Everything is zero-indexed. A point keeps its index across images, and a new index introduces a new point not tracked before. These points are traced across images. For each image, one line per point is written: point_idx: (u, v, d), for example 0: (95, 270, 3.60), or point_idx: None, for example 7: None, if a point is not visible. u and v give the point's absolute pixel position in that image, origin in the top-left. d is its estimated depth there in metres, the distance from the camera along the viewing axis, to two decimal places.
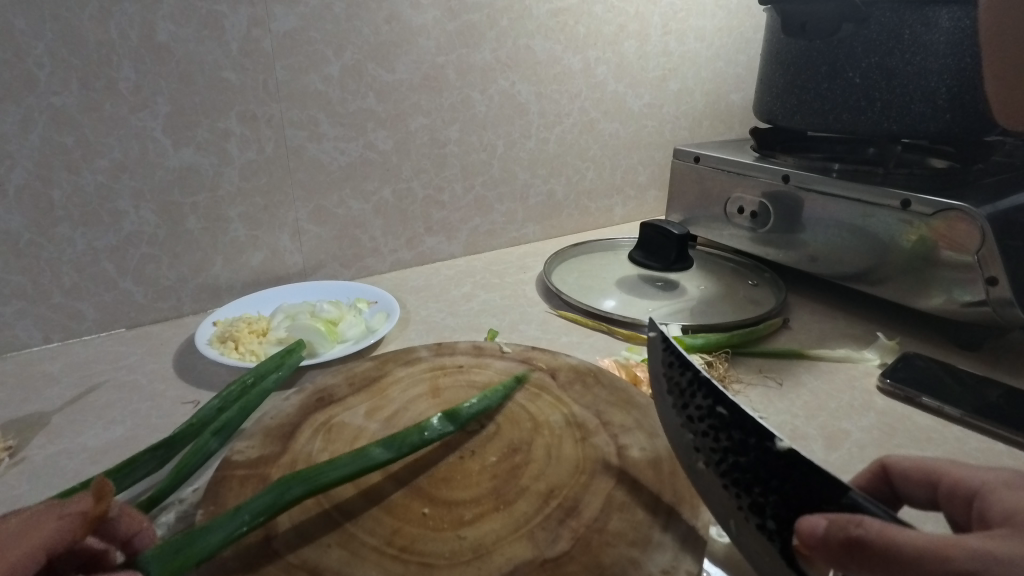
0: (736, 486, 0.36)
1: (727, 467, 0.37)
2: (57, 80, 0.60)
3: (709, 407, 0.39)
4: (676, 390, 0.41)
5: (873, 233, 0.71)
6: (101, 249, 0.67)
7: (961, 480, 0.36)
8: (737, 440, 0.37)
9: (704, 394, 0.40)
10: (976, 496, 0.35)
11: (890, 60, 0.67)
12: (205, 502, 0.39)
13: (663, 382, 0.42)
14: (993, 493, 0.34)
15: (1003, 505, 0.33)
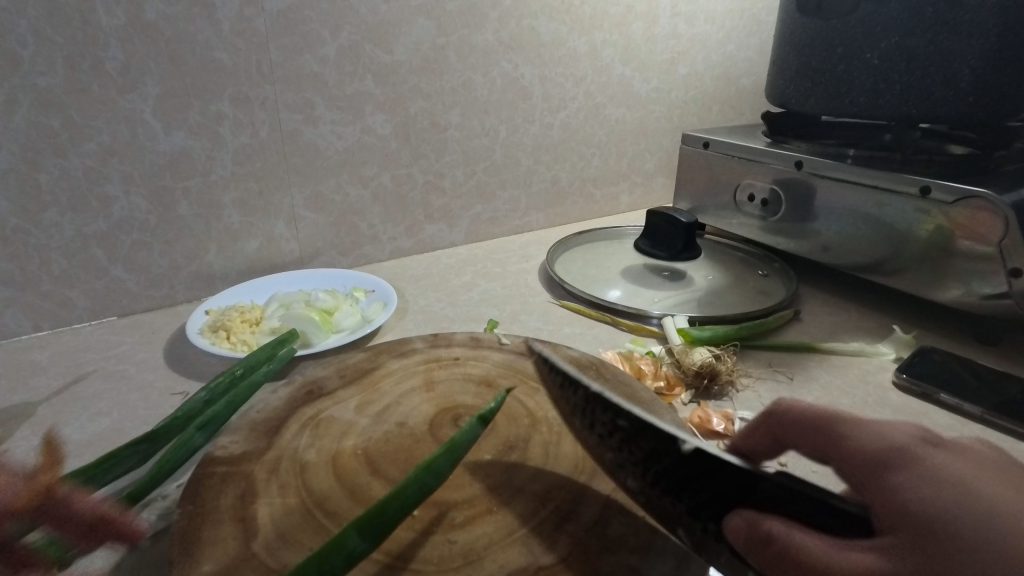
0: (669, 493, 0.35)
1: (654, 479, 0.35)
2: (41, 60, 0.58)
3: (611, 423, 0.37)
4: (579, 408, 0.39)
5: (889, 222, 0.68)
6: (90, 235, 0.65)
7: (863, 447, 0.32)
8: (648, 450, 0.35)
9: (603, 409, 0.37)
10: (878, 468, 0.31)
11: (910, 40, 0.63)
12: (183, 501, 0.37)
13: (567, 405, 0.40)
14: (900, 472, 0.30)
15: (905, 497, 0.29)
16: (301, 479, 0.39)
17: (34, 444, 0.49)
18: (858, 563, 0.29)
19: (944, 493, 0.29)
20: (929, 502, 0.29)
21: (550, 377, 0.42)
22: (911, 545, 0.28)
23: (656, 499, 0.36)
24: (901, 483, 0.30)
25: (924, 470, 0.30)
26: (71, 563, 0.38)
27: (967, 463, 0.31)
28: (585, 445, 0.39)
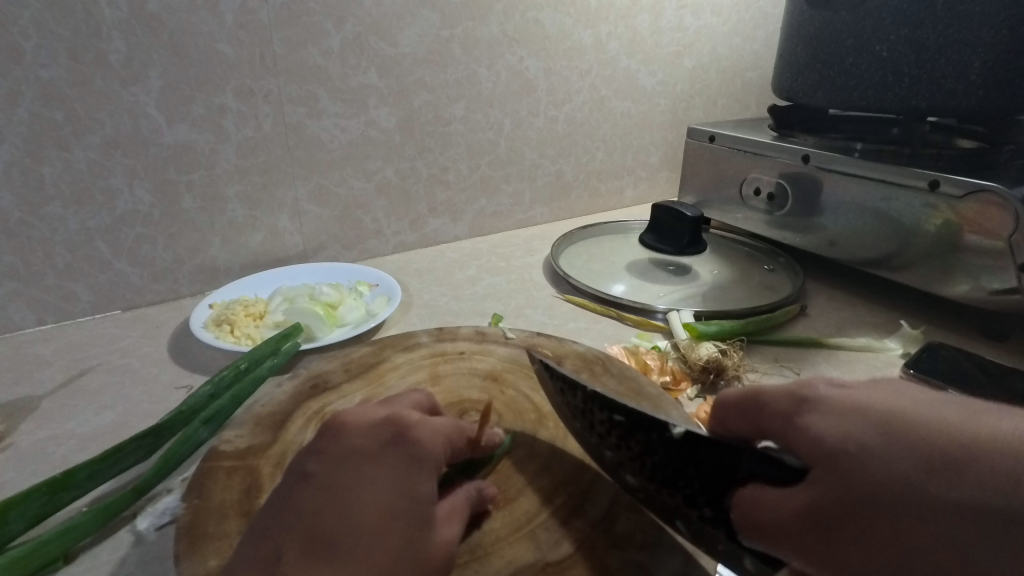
0: (666, 486, 0.35)
1: (649, 471, 0.36)
2: (44, 52, 0.57)
3: (608, 419, 0.38)
4: (577, 412, 0.40)
5: (897, 217, 0.68)
6: (94, 229, 0.65)
7: (782, 405, 0.33)
8: (644, 442, 0.36)
9: (599, 408, 0.38)
10: (795, 419, 0.32)
11: (920, 32, 0.62)
12: (189, 495, 0.37)
13: (565, 409, 0.41)
14: (813, 418, 0.31)
15: (822, 440, 0.30)
16: None
17: (39, 438, 0.49)
18: (800, 508, 0.29)
19: (855, 427, 0.29)
20: (847, 443, 0.29)
21: (549, 382, 0.43)
22: (839, 484, 0.28)
23: (656, 493, 0.36)
24: (820, 431, 0.30)
25: (835, 412, 0.30)
26: (78, 556, 0.38)
27: (885, 397, 0.31)
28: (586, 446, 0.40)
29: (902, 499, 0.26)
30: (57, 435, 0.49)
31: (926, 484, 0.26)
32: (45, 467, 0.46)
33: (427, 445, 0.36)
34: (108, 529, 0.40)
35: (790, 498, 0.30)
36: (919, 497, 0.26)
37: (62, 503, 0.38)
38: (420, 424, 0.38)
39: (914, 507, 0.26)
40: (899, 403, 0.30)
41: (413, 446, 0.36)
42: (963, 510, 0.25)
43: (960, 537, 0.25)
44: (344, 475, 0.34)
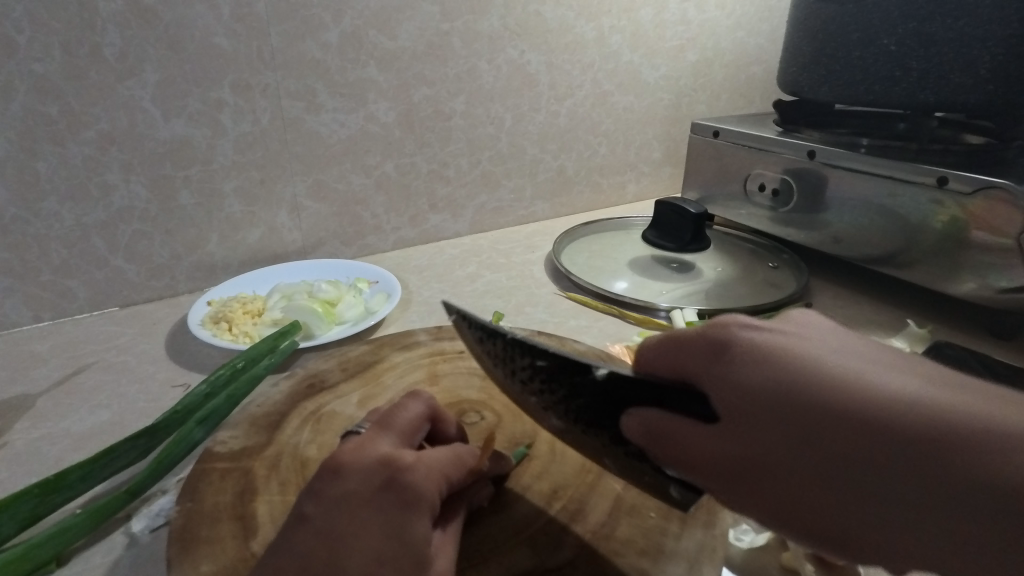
0: (593, 426, 0.34)
1: (576, 414, 0.34)
2: (38, 46, 0.56)
3: (531, 365, 0.34)
4: (497, 359, 0.36)
5: (903, 214, 0.67)
6: (90, 225, 0.64)
7: (704, 348, 0.32)
8: (569, 386, 0.33)
9: (522, 354, 0.34)
10: (717, 364, 0.31)
11: (929, 25, 0.61)
12: (182, 497, 0.37)
13: (486, 357, 0.37)
14: (742, 363, 0.30)
15: (751, 387, 0.30)
16: (303, 476, 0.39)
17: (33, 437, 0.48)
18: (736, 453, 0.29)
19: (780, 374, 0.29)
20: (762, 383, 0.29)
21: (467, 332, 0.38)
22: (757, 422, 0.29)
23: (585, 433, 0.35)
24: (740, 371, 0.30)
25: (758, 358, 0.30)
26: (71, 559, 0.37)
27: (797, 341, 0.32)
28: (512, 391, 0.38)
29: (831, 440, 0.27)
30: (51, 435, 0.49)
31: (850, 425, 0.27)
32: (39, 467, 0.45)
33: (424, 491, 0.33)
34: (102, 531, 0.39)
35: (722, 442, 0.30)
36: (847, 438, 0.27)
37: (53, 506, 0.37)
38: (417, 464, 0.34)
39: (843, 449, 0.27)
40: (810, 349, 0.31)
41: (409, 491, 0.32)
42: (886, 445, 0.26)
43: (883, 474, 0.26)
44: (337, 525, 0.31)
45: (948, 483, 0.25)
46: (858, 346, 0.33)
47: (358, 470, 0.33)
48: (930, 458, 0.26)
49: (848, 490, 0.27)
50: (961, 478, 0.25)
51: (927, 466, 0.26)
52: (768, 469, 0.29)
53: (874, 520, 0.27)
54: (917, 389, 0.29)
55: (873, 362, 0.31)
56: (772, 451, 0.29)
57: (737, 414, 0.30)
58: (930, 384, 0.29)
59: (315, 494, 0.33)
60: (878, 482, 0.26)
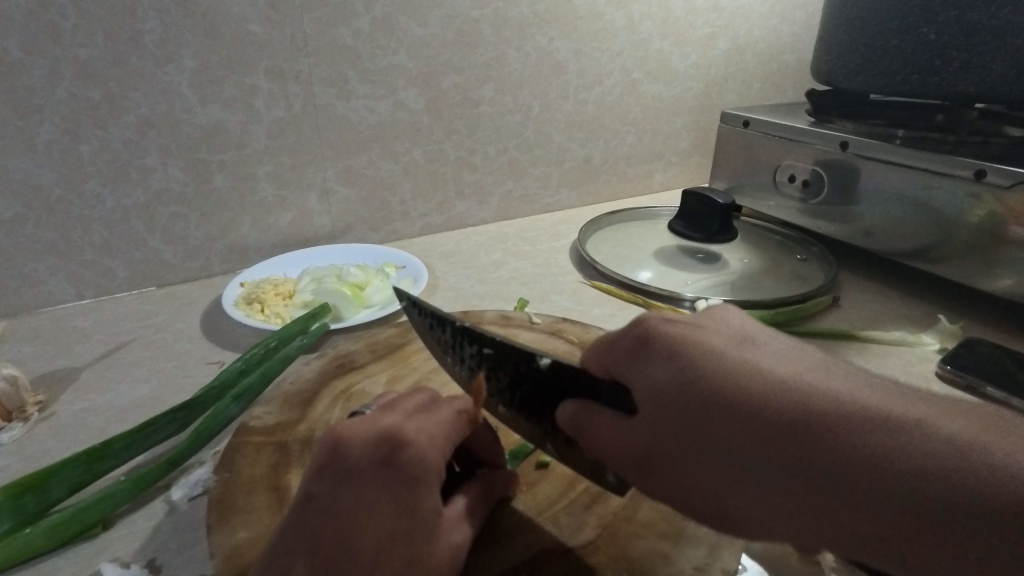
0: (534, 414, 0.40)
1: (519, 399, 0.40)
2: (82, 32, 0.58)
3: (478, 352, 0.41)
4: (447, 346, 0.42)
5: (937, 207, 0.65)
6: (130, 206, 0.66)
7: (628, 347, 0.35)
8: (512, 373, 0.40)
9: (468, 342, 0.41)
10: (635, 360, 0.35)
11: (972, 13, 0.59)
12: (220, 468, 0.39)
13: (435, 344, 0.44)
14: (654, 362, 0.34)
15: (664, 380, 0.33)
16: None
17: (78, 408, 0.51)
18: (648, 440, 0.34)
19: (690, 364, 0.33)
20: (668, 379, 0.33)
21: (417, 319, 0.44)
22: (660, 413, 0.33)
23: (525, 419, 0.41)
24: (655, 371, 0.34)
25: (672, 349, 0.34)
26: (116, 523, 0.39)
27: (704, 334, 0.35)
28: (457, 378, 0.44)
29: (731, 432, 0.31)
30: (95, 407, 0.51)
31: (741, 412, 0.31)
32: (84, 436, 0.48)
33: (430, 461, 0.33)
34: (144, 497, 0.41)
35: (638, 430, 0.34)
36: (744, 424, 0.31)
37: (100, 473, 0.39)
38: (420, 436, 0.34)
39: (740, 435, 0.31)
40: (713, 340, 0.35)
41: (415, 466, 0.33)
42: (755, 425, 0.30)
43: (771, 460, 0.30)
44: (344, 505, 0.32)
45: (799, 450, 0.29)
46: (757, 340, 0.36)
47: (361, 446, 0.33)
48: (803, 440, 0.29)
49: (741, 477, 0.31)
50: (822, 452, 0.29)
51: (798, 445, 0.30)
52: (673, 457, 0.33)
53: (762, 502, 0.30)
54: (801, 376, 0.32)
55: (766, 352, 0.35)
56: (676, 438, 0.32)
57: (650, 406, 0.34)
58: (811, 372, 0.33)
59: (317, 473, 0.32)
60: (756, 461, 0.30)
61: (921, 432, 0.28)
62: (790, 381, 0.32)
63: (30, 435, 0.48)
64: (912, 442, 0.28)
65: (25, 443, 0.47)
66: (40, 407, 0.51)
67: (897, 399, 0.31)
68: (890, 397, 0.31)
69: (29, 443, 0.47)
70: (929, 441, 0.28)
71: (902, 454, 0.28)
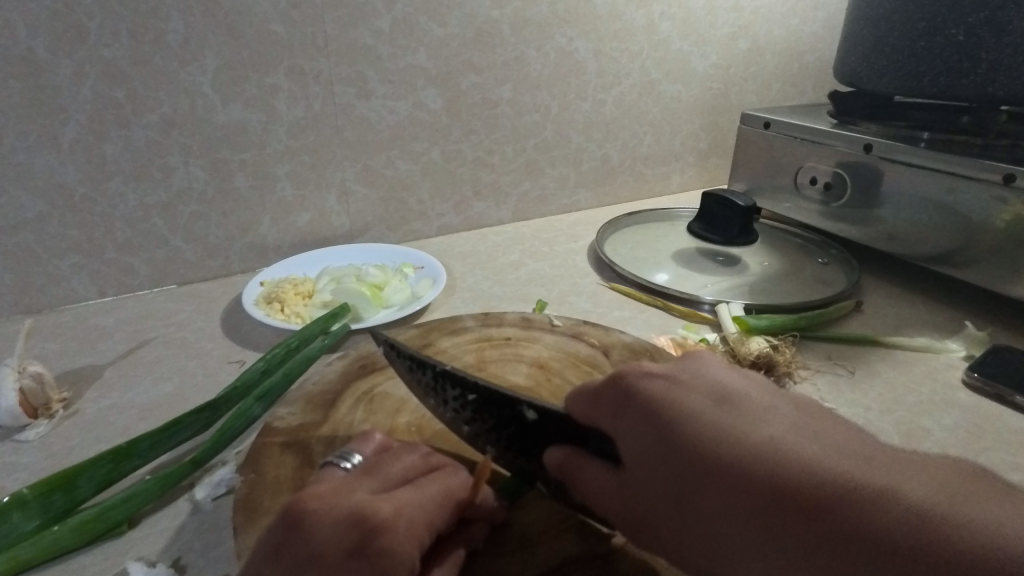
0: (521, 454, 0.39)
1: (506, 438, 0.39)
2: (107, 32, 0.59)
3: (461, 396, 0.39)
4: (427, 388, 0.41)
5: (962, 212, 0.64)
6: (152, 205, 0.67)
7: (611, 402, 0.36)
8: (497, 416, 0.38)
9: (451, 385, 0.39)
10: (618, 418, 0.35)
11: (1002, 15, 0.58)
12: (246, 469, 0.39)
13: (416, 386, 0.42)
14: (631, 425, 0.35)
15: (645, 440, 0.34)
16: None
17: (102, 406, 0.51)
18: (636, 503, 0.34)
19: (665, 429, 0.33)
20: (647, 445, 0.34)
21: (396, 362, 0.42)
22: (644, 478, 0.33)
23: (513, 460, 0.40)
24: (634, 439, 0.34)
25: (648, 411, 0.34)
26: (141, 522, 0.39)
27: (682, 390, 0.35)
28: (443, 420, 0.42)
29: (706, 496, 0.31)
30: (119, 405, 0.51)
31: (719, 481, 0.30)
32: (109, 434, 0.48)
33: (404, 550, 0.31)
34: (167, 497, 0.41)
35: (625, 491, 0.34)
36: (719, 493, 0.30)
37: (125, 472, 0.40)
38: (396, 519, 0.32)
39: (711, 503, 0.30)
40: (694, 398, 0.35)
41: (385, 556, 0.30)
42: (736, 493, 0.30)
43: (744, 526, 0.29)
44: None
45: (784, 525, 0.28)
46: (742, 389, 0.36)
47: (328, 525, 0.31)
48: (782, 512, 0.28)
49: (719, 543, 0.30)
50: (809, 526, 0.27)
51: (777, 517, 0.28)
52: (659, 518, 0.33)
53: (738, 567, 0.30)
54: (782, 436, 0.31)
55: (748, 408, 0.34)
56: (663, 504, 0.33)
57: (635, 466, 0.34)
58: (790, 431, 0.32)
59: (275, 553, 0.31)
60: (737, 531, 0.29)
61: (908, 504, 0.26)
62: (765, 438, 0.31)
63: (55, 432, 0.48)
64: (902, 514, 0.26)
65: (51, 441, 0.47)
66: (64, 405, 0.51)
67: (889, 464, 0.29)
68: (881, 465, 0.29)
69: (54, 440, 0.47)
70: (915, 512, 0.26)
71: (875, 525, 0.26)
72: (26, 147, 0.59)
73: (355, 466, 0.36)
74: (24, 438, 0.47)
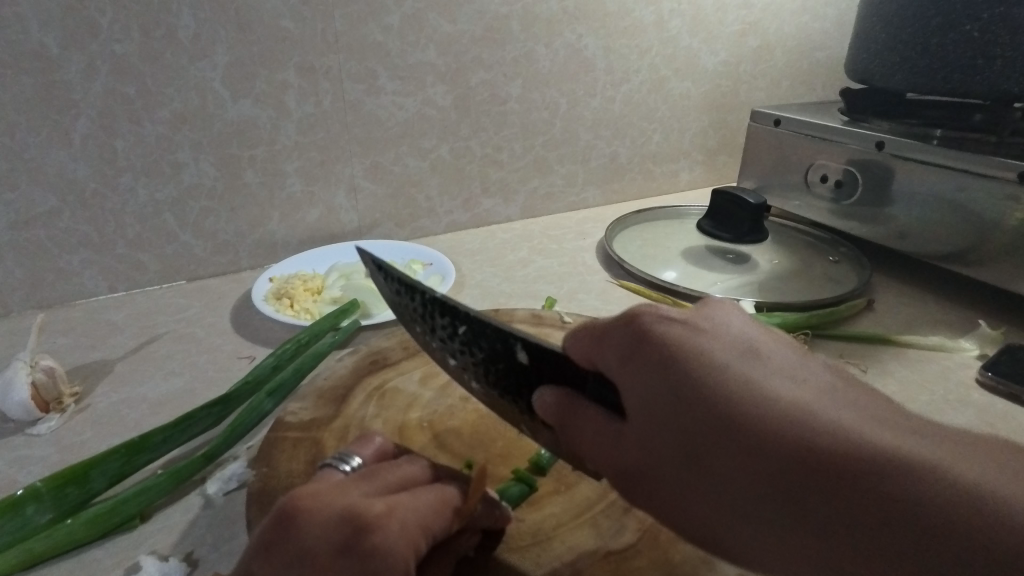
0: (511, 392, 0.39)
1: (495, 371, 0.38)
2: (118, 27, 0.59)
3: (451, 326, 0.38)
4: (418, 316, 0.41)
5: (975, 210, 0.64)
6: (162, 201, 0.67)
7: (623, 343, 0.34)
8: (487, 348, 0.38)
9: (442, 314, 0.39)
10: (630, 361, 0.33)
11: (1017, 11, 0.58)
12: (258, 463, 0.39)
13: (407, 311, 0.41)
14: (647, 367, 0.33)
15: (656, 388, 0.32)
16: None
17: (113, 400, 0.51)
18: (638, 453, 0.33)
19: (683, 381, 0.32)
20: (660, 394, 0.32)
21: (384, 284, 0.42)
22: (655, 431, 0.32)
23: (500, 399, 0.40)
24: (647, 385, 0.33)
25: (665, 355, 0.33)
26: (153, 515, 0.40)
27: (701, 339, 0.34)
28: (429, 348, 0.42)
29: (729, 453, 0.30)
30: (130, 399, 0.51)
31: (745, 440, 0.29)
32: (120, 428, 0.48)
33: (394, 550, 0.30)
34: (180, 491, 0.41)
35: (628, 439, 0.33)
36: (741, 451, 0.29)
37: (138, 465, 0.40)
38: (389, 520, 0.31)
39: (731, 463, 0.30)
40: (712, 348, 0.34)
41: (376, 556, 0.30)
42: (763, 452, 0.29)
43: (761, 484, 0.29)
44: None
45: (811, 487, 0.28)
46: (762, 352, 0.35)
47: (319, 524, 0.31)
48: (812, 473, 0.28)
49: (734, 499, 0.29)
50: (841, 488, 0.27)
51: (808, 476, 0.28)
52: (667, 475, 0.32)
53: (749, 527, 0.29)
54: (806, 402, 0.31)
55: (767, 371, 0.34)
56: (671, 460, 0.31)
57: (646, 414, 0.32)
58: (808, 396, 0.32)
59: (266, 551, 0.30)
60: (756, 488, 0.29)
61: (946, 473, 0.27)
62: (792, 404, 0.30)
63: (67, 426, 0.49)
64: (931, 480, 0.26)
65: (62, 434, 0.48)
66: (76, 399, 0.51)
67: (904, 433, 0.30)
68: (895, 432, 0.30)
69: (66, 434, 0.48)
70: (944, 480, 0.27)
71: (906, 488, 0.26)
72: (38, 142, 0.60)
73: (353, 468, 0.36)
74: (36, 431, 0.47)
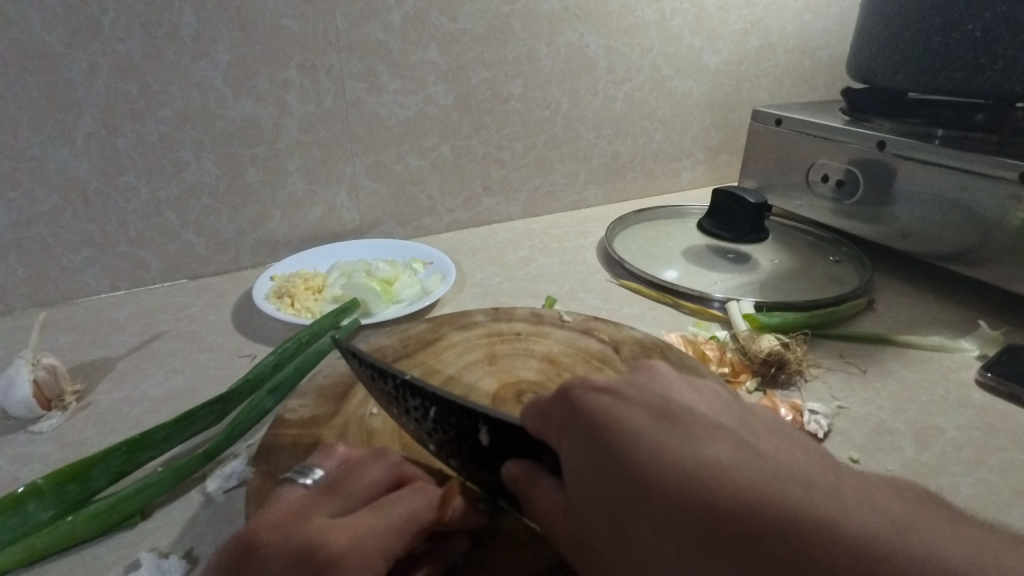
0: (483, 466, 0.37)
1: (465, 452, 0.37)
2: (120, 27, 0.59)
3: (423, 408, 0.37)
4: (391, 398, 0.39)
5: (977, 210, 0.64)
6: (164, 199, 0.67)
7: (558, 416, 0.32)
8: (457, 427, 0.36)
9: (411, 395, 0.37)
10: (563, 437, 0.32)
11: (1020, 9, 0.58)
12: (258, 460, 0.40)
13: (379, 393, 0.39)
14: (575, 446, 0.31)
15: (589, 462, 0.30)
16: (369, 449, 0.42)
17: (115, 398, 0.52)
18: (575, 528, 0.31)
19: (610, 451, 0.30)
20: (591, 472, 0.30)
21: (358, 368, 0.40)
22: (586, 503, 0.30)
23: (476, 471, 0.38)
24: (579, 468, 0.31)
25: (594, 427, 0.31)
26: (154, 512, 0.40)
27: (630, 407, 0.32)
28: (408, 429, 0.40)
29: (651, 529, 0.28)
30: (131, 397, 0.52)
31: (664, 510, 0.28)
32: (122, 425, 0.48)
33: None
34: (180, 488, 0.42)
35: (567, 513, 0.32)
36: (662, 525, 0.28)
37: (139, 462, 0.40)
38: (347, 550, 0.31)
39: (654, 535, 0.28)
40: (639, 416, 0.31)
41: None
42: (681, 522, 0.27)
43: (697, 553, 0.27)
44: None
45: (726, 560, 0.26)
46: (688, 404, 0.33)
47: (277, 557, 0.30)
48: (726, 547, 0.26)
49: (660, 572, 0.28)
50: (753, 562, 0.25)
51: (727, 550, 0.26)
52: (600, 545, 0.30)
53: None
54: (725, 457, 0.29)
55: (694, 427, 0.31)
56: (602, 533, 0.30)
57: (578, 489, 0.31)
58: (731, 448, 0.30)
59: None
60: (677, 557, 0.27)
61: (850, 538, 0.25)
62: (714, 465, 0.28)
63: (69, 424, 0.49)
64: (846, 549, 0.25)
65: (64, 432, 0.48)
66: (78, 396, 0.51)
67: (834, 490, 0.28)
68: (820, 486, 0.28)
69: (68, 432, 0.48)
70: (857, 549, 0.25)
71: (822, 562, 0.25)
72: (40, 141, 0.60)
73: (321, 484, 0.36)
74: (38, 429, 0.48)
